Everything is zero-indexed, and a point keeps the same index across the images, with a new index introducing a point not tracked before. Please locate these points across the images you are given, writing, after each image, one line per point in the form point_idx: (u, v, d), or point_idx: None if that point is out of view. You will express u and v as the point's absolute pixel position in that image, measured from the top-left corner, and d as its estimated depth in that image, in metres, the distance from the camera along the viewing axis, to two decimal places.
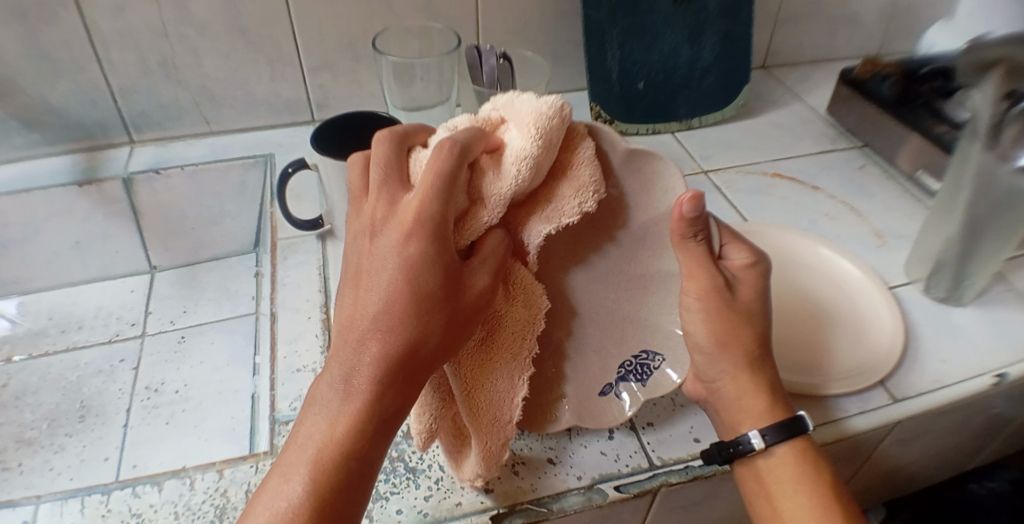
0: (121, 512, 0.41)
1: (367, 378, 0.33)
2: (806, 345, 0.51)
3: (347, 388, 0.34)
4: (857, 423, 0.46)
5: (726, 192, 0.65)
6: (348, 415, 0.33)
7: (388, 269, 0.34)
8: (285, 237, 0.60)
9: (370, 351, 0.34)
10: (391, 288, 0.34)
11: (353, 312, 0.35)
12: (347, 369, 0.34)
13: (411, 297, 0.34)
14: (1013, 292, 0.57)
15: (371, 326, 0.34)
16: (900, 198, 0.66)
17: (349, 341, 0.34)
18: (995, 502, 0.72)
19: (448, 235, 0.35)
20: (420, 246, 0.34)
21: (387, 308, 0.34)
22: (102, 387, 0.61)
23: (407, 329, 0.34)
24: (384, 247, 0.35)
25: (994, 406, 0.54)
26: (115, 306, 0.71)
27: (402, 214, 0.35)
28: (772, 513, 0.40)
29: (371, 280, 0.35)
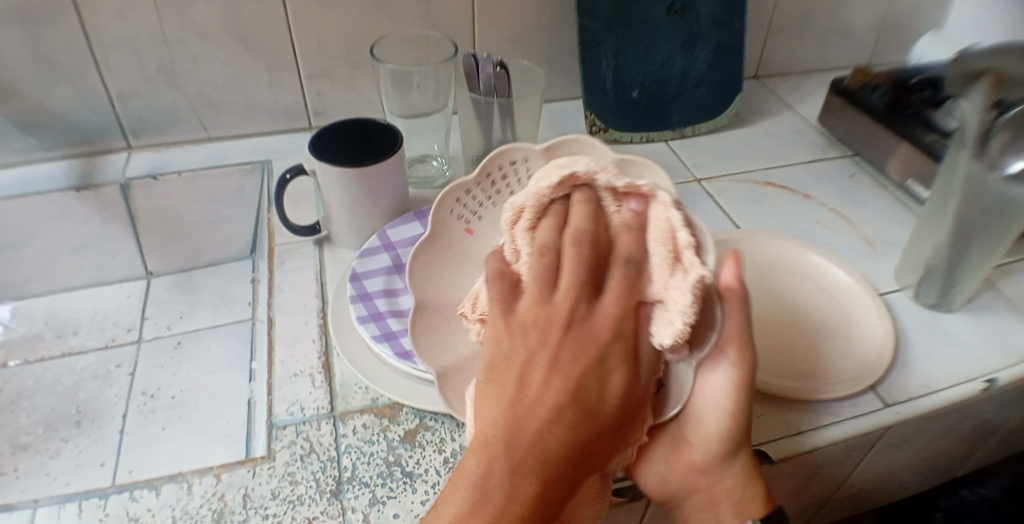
0: (119, 515, 0.42)
1: (542, 439, 0.33)
2: (795, 346, 0.52)
3: (510, 441, 0.33)
4: (847, 427, 0.47)
5: (719, 199, 0.66)
6: (518, 503, 0.32)
7: (567, 344, 0.35)
8: (282, 243, 0.60)
9: (544, 411, 0.33)
10: (558, 367, 0.35)
11: (506, 407, 0.34)
12: (515, 455, 0.32)
13: (584, 381, 0.35)
14: (1002, 298, 0.59)
15: (551, 406, 0.34)
16: (891, 206, 0.67)
17: (519, 424, 0.33)
18: (987, 508, 0.73)
19: (625, 319, 0.36)
20: (597, 327, 0.36)
21: (563, 382, 0.34)
22: (98, 391, 0.61)
23: (580, 408, 0.34)
24: (577, 344, 0.35)
25: (983, 411, 0.55)
26: (111, 310, 0.71)
27: (595, 328, 0.36)
28: None
29: (559, 355, 0.35)
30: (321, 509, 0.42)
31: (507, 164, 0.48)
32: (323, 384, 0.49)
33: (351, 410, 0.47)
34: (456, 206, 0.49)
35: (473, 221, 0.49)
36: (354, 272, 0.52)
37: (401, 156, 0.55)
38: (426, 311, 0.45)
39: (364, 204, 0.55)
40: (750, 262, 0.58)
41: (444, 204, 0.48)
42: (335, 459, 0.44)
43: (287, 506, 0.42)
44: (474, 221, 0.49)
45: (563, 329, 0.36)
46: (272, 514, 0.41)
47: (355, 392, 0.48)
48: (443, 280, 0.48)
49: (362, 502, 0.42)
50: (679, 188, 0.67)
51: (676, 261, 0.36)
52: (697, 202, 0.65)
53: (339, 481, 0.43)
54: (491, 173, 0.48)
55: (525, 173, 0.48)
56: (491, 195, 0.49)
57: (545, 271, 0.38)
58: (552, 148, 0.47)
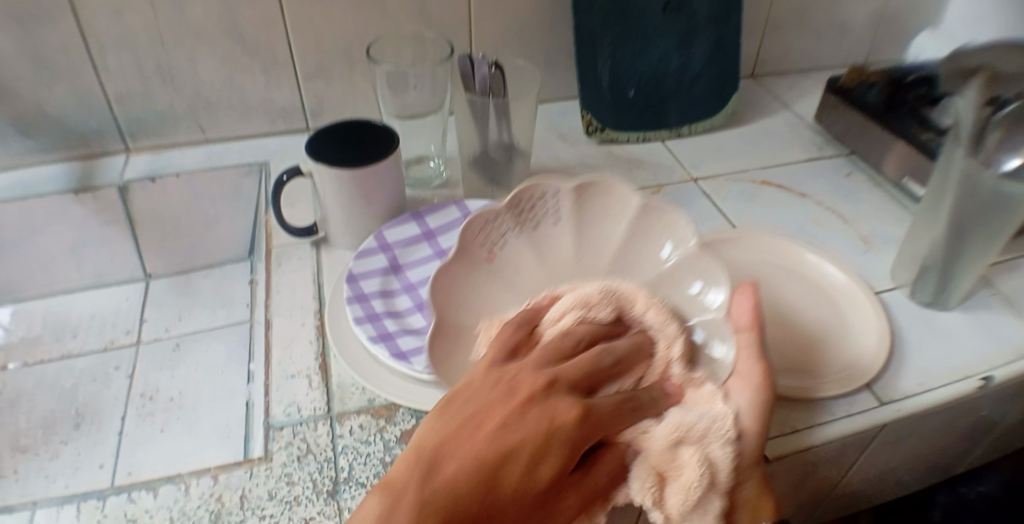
0: (117, 517, 0.42)
1: (451, 478, 0.34)
2: (798, 344, 0.52)
3: (422, 479, 0.34)
4: (844, 426, 0.47)
5: (715, 198, 0.66)
6: None
7: (518, 415, 0.37)
8: (279, 244, 0.60)
9: (466, 464, 0.34)
10: (507, 431, 0.36)
11: (438, 443, 0.36)
12: (425, 491, 0.33)
13: (526, 446, 0.35)
14: (999, 296, 0.59)
15: (478, 457, 0.35)
16: (887, 204, 0.67)
17: (440, 462, 0.35)
18: (986, 504, 0.74)
19: (596, 417, 0.38)
20: (557, 402, 0.38)
21: (502, 440, 0.36)
22: (98, 394, 0.61)
23: (515, 479, 0.34)
24: (529, 417, 0.37)
25: (980, 409, 0.56)
26: (110, 313, 0.71)
27: (553, 407, 0.37)
28: None
29: (507, 423, 0.36)
30: (318, 510, 0.42)
31: (535, 197, 0.51)
32: (320, 384, 0.49)
33: (348, 410, 0.47)
34: (482, 234, 0.49)
35: (497, 247, 0.50)
36: (351, 273, 0.52)
37: (397, 157, 0.55)
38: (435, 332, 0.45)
39: (360, 205, 0.55)
40: (746, 261, 0.58)
41: (475, 227, 0.49)
42: (332, 459, 0.44)
43: (284, 507, 0.42)
44: (499, 246, 0.50)
45: (530, 398, 0.38)
46: (269, 515, 0.42)
47: (352, 393, 0.48)
48: (458, 302, 0.47)
49: (359, 502, 0.42)
50: (675, 187, 0.67)
51: (689, 423, 0.39)
52: (693, 200, 0.65)
53: (336, 481, 0.43)
54: (521, 202, 0.51)
55: (552, 208, 0.52)
56: (515, 224, 0.51)
57: (558, 356, 0.42)
58: (580, 189, 0.51)
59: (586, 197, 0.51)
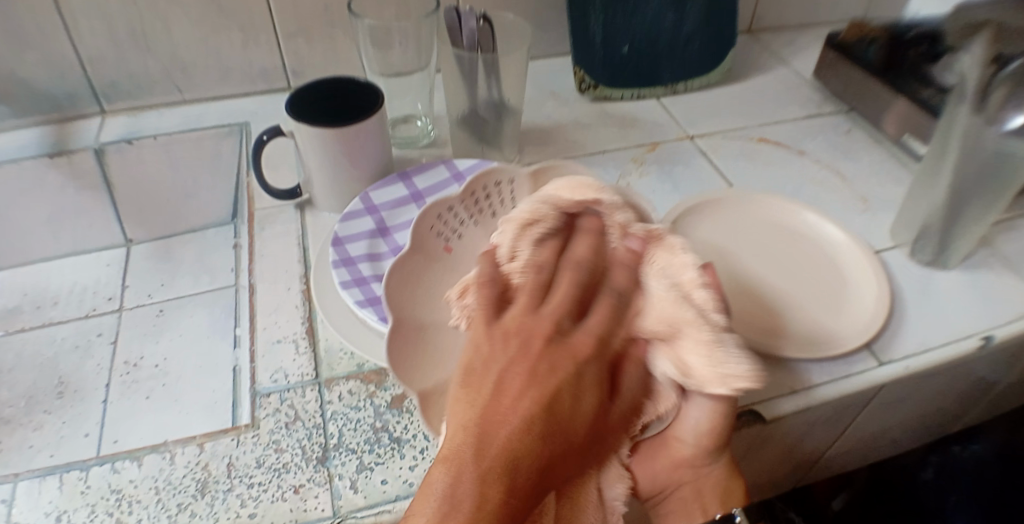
0: (100, 488, 0.41)
1: (511, 447, 0.33)
2: (763, 307, 0.50)
3: (479, 447, 0.33)
4: (842, 386, 0.47)
5: (711, 157, 0.64)
6: (486, 512, 0.31)
7: (545, 360, 0.38)
8: (261, 207, 0.58)
9: (515, 422, 0.34)
10: (538, 378, 0.37)
11: (481, 411, 0.35)
12: (486, 462, 0.32)
13: (561, 393, 0.36)
14: (998, 256, 0.58)
15: (523, 414, 0.35)
16: (886, 163, 0.65)
17: (489, 431, 0.34)
18: (972, 465, 0.75)
19: (605, 339, 0.40)
20: (580, 342, 0.39)
21: (541, 393, 0.36)
22: (80, 363, 0.58)
23: (556, 418, 0.35)
24: (553, 357, 0.38)
25: (977, 370, 0.55)
26: (92, 283, 0.67)
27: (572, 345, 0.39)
28: None
29: (536, 367, 0.37)
30: (307, 477, 0.41)
31: (490, 184, 0.51)
32: (307, 350, 0.47)
33: (336, 376, 0.46)
34: (438, 223, 0.49)
35: (453, 239, 0.49)
36: (336, 236, 0.50)
37: (382, 117, 0.53)
38: (408, 330, 0.41)
39: (345, 167, 0.53)
40: (741, 221, 0.57)
41: (428, 216, 0.48)
42: (322, 425, 0.44)
43: (273, 475, 0.41)
44: (453, 239, 0.49)
45: (547, 339, 0.39)
46: (258, 482, 0.41)
47: (340, 358, 0.47)
48: (420, 292, 0.45)
49: (349, 469, 0.41)
50: (671, 146, 0.65)
51: (676, 291, 0.39)
52: (689, 159, 0.63)
53: (325, 448, 0.42)
54: (476, 192, 0.51)
55: (509, 195, 0.52)
56: (473, 213, 0.51)
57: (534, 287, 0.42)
58: (534, 174, 0.52)
59: (543, 182, 0.52)
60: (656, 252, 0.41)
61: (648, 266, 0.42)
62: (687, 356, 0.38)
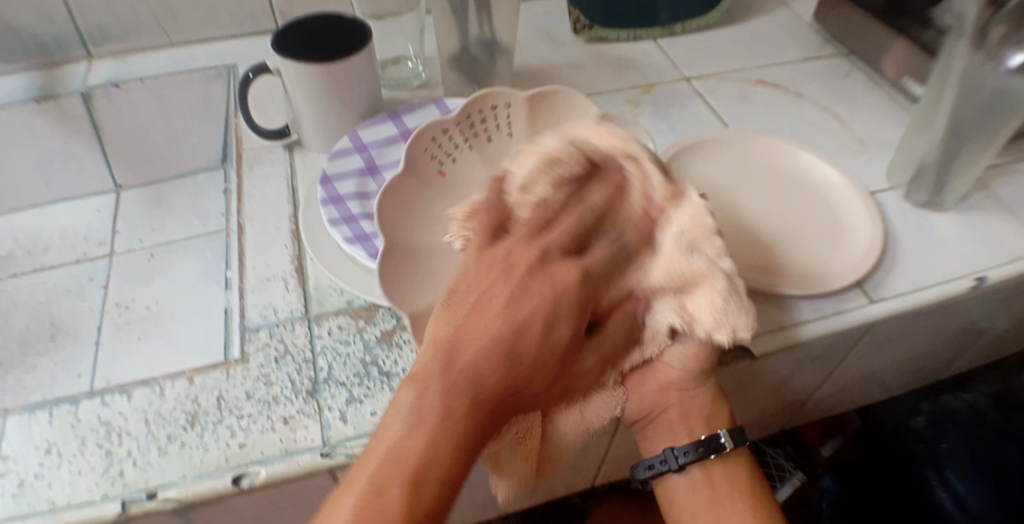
0: (91, 421, 0.41)
1: (483, 368, 0.34)
2: (755, 241, 0.50)
3: (449, 366, 0.34)
4: (832, 323, 0.47)
5: (708, 98, 0.63)
6: (453, 425, 0.32)
7: (528, 285, 0.37)
8: (250, 148, 0.57)
9: (492, 345, 0.35)
10: (514, 304, 0.36)
11: (454, 332, 0.36)
12: (454, 379, 0.34)
13: (537, 316, 0.36)
14: (994, 199, 0.57)
15: (494, 335, 0.35)
16: (884, 105, 0.64)
17: (459, 351, 0.35)
18: (968, 412, 0.77)
19: (595, 275, 0.39)
20: (566, 269, 0.38)
21: (513, 316, 0.36)
22: (72, 306, 0.58)
23: (536, 348, 0.35)
24: (538, 282, 0.37)
25: (969, 311, 0.55)
26: (82, 227, 0.67)
27: (562, 275, 0.38)
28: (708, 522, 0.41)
29: (519, 291, 0.37)
30: (297, 408, 0.41)
31: (487, 109, 0.50)
32: (296, 287, 0.47)
33: (325, 312, 0.46)
34: (433, 145, 0.48)
35: (446, 164, 0.49)
36: (324, 174, 0.50)
37: (370, 53, 0.51)
38: (399, 253, 0.42)
39: (334, 106, 0.52)
40: (735, 162, 0.56)
41: (422, 140, 0.47)
42: (312, 359, 0.44)
43: (262, 407, 0.41)
44: (447, 163, 0.49)
45: (529, 265, 0.38)
46: (247, 414, 0.41)
47: (330, 295, 0.47)
48: (411, 217, 0.45)
49: (339, 401, 0.42)
50: (667, 87, 0.64)
51: (686, 254, 0.39)
52: (684, 100, 0.62)
53: (315, 381, 0.43)
54: (471, 114, 0.50)
55: (505, 119, 0.51)
56: (468, 137, 0.50)
57: (532, 224, 0.42)
58: (534, 99, 0.51)
59: (541, 108, 0.51)
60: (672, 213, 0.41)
61: (663, 223, 0.41)
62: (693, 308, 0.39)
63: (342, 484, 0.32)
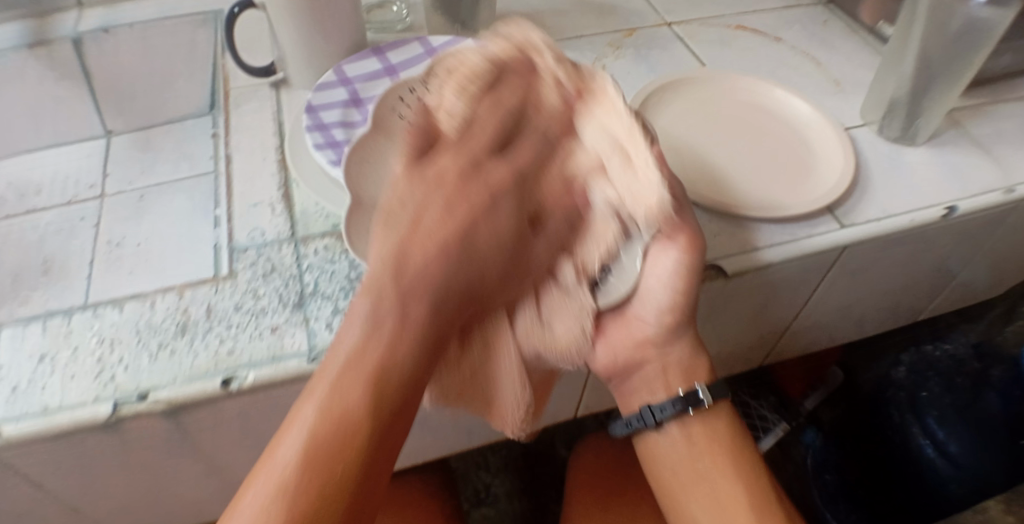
0: (84, 331, 0.43)
1: (425, 272, 0.36)
2: (727, 173, 0.52)
3: (394, 273, 0.36)
4: (805, 246, 0.48)
5: (688, 42, 0.64)
6: (402, 328, 0.35)
7: (462, 195, 0.39)
8: (237, 86, 0.58)
9: (431, 249, 0.37)
10: (449, 212, 0.38)
11: (403, 247, 0.37)
12: (399, 285, 0.35)
13: (478, 223, 0.38)
14: (966, 136, 0.59)
15: (436, 243, 0.37)
16: (861, 49, 0.66)
17: (405, 260, 0.36)
18: (949, 361, 0.79)
19: (525, 178, 0.40)
20: (498, 172, 0.40)
21: (452, 223, 0.38)
22: (65, 244, 0.59)
23: (474, 255, 0.38)
24: (473, 191, 0.39)
25: (943, 244, 0.56)
26: (72, 170, 0.65)
27: (493, 181, 0.39)
28: (691, 479, 0.43)
29: (455, 195, 0.38)
30: (284, 319, 0.43)
31: None
32: (284, 212, 0.48)
33: (311, 234, 0.47)
34: None
35: None
36: (310, 104, 0.51)
37: None
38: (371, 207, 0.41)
39: (320, 43, 0.53)
40: (713, 98, 0.58)
41: None
42: (299, 275, 0.45)
43: (251, 317, 0.43)
44: None
45: (461, 176, 0.39)
46: (236, 325, 0.42)
47: (316, 219, 0.48)
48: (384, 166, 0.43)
49: (325, 313, 0.43)
50: (648, 32, 0.65)
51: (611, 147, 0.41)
52: (665, 44, 0.64)
53: (301, 295, 0.44)
54: None
55: None
56: None
57: (463, 138, 0.40)
58: None
59: None
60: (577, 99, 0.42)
61: (583, 112, 0.42)
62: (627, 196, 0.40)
63: (306, 393, 0.33)
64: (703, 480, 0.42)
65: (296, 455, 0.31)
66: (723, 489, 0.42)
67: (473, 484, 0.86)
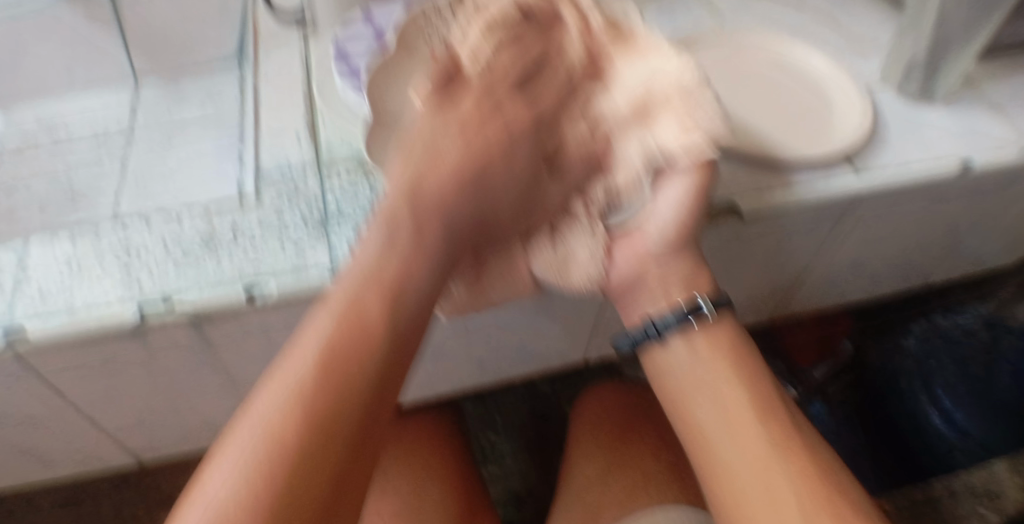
0: (113, 240, 0.44)
1: (441, 198, 0.38)
2: (742, 120, 0.53)
3: (414, 198, 0.38)
4: (820, 190, 0.49)
5: (710, 0, 0.65)
6: (421, 246, 0.37)
7: (479, 131, 0.40)
8: (265, 27, 0.59)
9: (450, 180, 0.39)
10: (471, 145, 0.40)
11: (420, 171, 0.39)
12: (419, 208, 0.37)
13: (490, 148, 0.40)
14: (983, 97, 0.59)
15: (455, 172, 0.39)
16: (881, 12, 0.66)
17: (425, 185, 0.38)
18: (958, 332, 0.78)
19: (546, 117, 0.43)
20: (516, 112, 0.42)
21: (471, 154, 0.40)
22: (91, 173, 0.59)
23: (491, 187, 0.40)
24: (488, 129, 0.41)
25: (957, 202, 0.56)
26: (103, 112, 0.64)
27: (510, 119, 0.41)
28: (693, 391, 0.40)
29: (476, 130, 0.40)
30: (306, 236, 0.44)
31: None
32: (308, 140, 0.50)
33: (335, 161, 0.48)
34: (424, 18, 0.43)
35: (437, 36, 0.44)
36: (335, 36, 0.51)
37: None
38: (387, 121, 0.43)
39: None
40: (729, 52, 0.59)
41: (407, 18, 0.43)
42: (321, 199, 0.46)
43: (274, 233, 0.44)
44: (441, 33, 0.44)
45: (478, 104, 0.41)
46: (260, 238, 0.43)
47: (340, 147, 0.49)
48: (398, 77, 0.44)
49: (347, 231, 0.44)
50: None
51: (650, 89, 0.43)
52: (686, 1, 0.64)
53: (324, 214, 0.45)
54: None
55: None
56: None
57: (479, 68, 0.42)
58: None
59: None
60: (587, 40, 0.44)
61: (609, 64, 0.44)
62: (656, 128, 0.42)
63: (321, 305, 0.34)
64: (709, 395, 0.40)
65: (313, 358, 0.31)
66: (730, 402, 0.39)
67: (479, 441, 0.87)
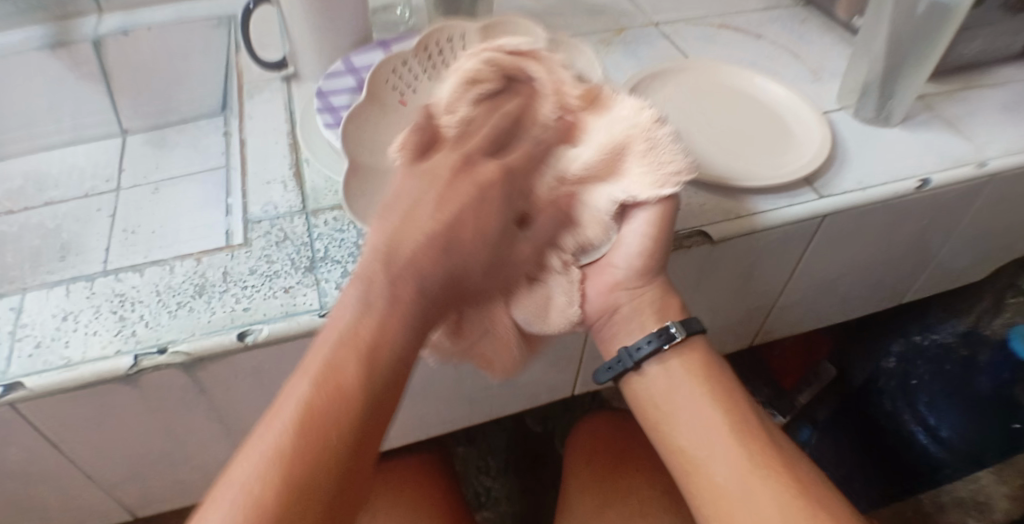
0: (106, 293, 0.45)
1: (417, 262, 0.37)
2: (709, 151, 0.55)
3: (386, 262, 0.36)
4: (786, 214, 0.51)
5: (675, 40, 0.69)
6: (398, 310, 0.36)
7: (451, 189, 0.39)
8: (251, 81, 0.62)
9: (423, 241, 0.37)
10: (445, 204, 0.39)
11: (394, 236, 0.37)
12: (393, 271, 0.36)
13: (454, 198, 0.39)
14: (939, 118, 0.62)
15: (428, 233, 0.37)
16: (837, 44, 0.70)
17: (397, 251, 0.37)
18: (938, 350, 0.77)
19: (514, 168, 0.41)
20: (487, 168, 0.40)
21: (446, 213, 0.38)
22: (80, 229, 0.62)
23: (468, 249, 0.38)
24: (460, 187, 0.39)
25: (920, 219, 0.59)
26: (90, 166, 0.69)
27: (481, 174, 0.40)
28: (668, 411, 0.44)
29: (446, 188, 0.39)
30: (296, 281, 0.45)
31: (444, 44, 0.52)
32: (295, 188, 0.52)
33: (322, 207, 0.50)
34: (392, 76, 0.49)
35: (408, 94, 0.50)
36: (320, 90, 0.54)
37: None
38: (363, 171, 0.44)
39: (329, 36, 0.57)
40: (694, 86, 0.62)
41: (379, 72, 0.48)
42: (310, 245, 0.47)
43: (264, 280, 0.45)
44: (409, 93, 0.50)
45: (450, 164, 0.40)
46: (251, 286, 0.45)
47: (326, 193, 0.51)
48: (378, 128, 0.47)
49: (335, 275, 0.45)
50: (636, 31, 0.69)
51: (618, 140, 0.42)
52: (651, 41, 0.68)
53: (313, 260, 0.46)
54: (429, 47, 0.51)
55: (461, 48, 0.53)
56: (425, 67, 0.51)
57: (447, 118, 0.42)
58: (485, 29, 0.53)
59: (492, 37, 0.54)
60: (537, 65, 0.44)
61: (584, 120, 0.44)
62: (631, 185, 0.42)
63: (300, 373, 0.34)
64: (679, 413, 0.44)
65: (291, 420, 0.32)
66: (701, 421, 0.43)
67: (473, 487, 0.87)
